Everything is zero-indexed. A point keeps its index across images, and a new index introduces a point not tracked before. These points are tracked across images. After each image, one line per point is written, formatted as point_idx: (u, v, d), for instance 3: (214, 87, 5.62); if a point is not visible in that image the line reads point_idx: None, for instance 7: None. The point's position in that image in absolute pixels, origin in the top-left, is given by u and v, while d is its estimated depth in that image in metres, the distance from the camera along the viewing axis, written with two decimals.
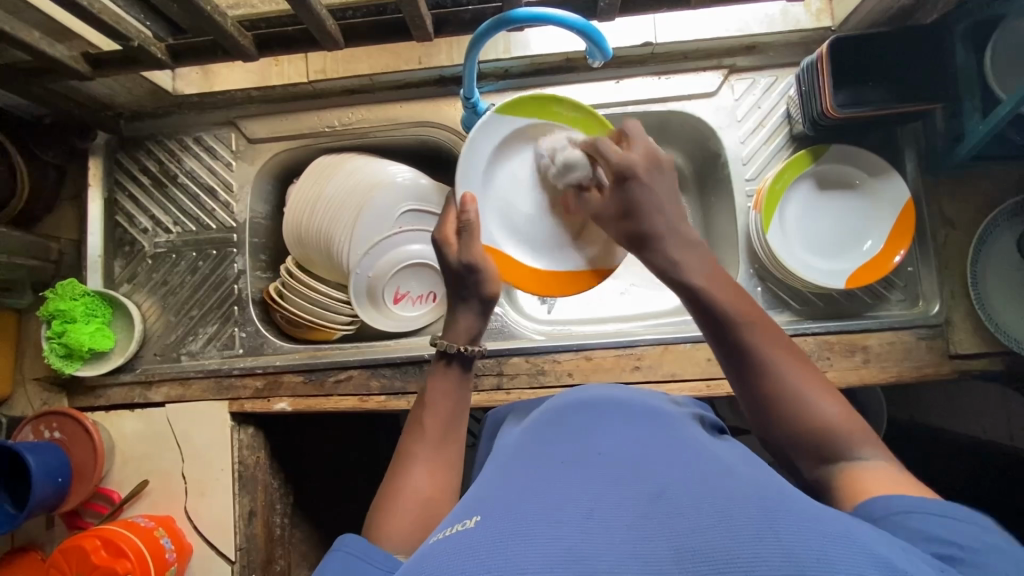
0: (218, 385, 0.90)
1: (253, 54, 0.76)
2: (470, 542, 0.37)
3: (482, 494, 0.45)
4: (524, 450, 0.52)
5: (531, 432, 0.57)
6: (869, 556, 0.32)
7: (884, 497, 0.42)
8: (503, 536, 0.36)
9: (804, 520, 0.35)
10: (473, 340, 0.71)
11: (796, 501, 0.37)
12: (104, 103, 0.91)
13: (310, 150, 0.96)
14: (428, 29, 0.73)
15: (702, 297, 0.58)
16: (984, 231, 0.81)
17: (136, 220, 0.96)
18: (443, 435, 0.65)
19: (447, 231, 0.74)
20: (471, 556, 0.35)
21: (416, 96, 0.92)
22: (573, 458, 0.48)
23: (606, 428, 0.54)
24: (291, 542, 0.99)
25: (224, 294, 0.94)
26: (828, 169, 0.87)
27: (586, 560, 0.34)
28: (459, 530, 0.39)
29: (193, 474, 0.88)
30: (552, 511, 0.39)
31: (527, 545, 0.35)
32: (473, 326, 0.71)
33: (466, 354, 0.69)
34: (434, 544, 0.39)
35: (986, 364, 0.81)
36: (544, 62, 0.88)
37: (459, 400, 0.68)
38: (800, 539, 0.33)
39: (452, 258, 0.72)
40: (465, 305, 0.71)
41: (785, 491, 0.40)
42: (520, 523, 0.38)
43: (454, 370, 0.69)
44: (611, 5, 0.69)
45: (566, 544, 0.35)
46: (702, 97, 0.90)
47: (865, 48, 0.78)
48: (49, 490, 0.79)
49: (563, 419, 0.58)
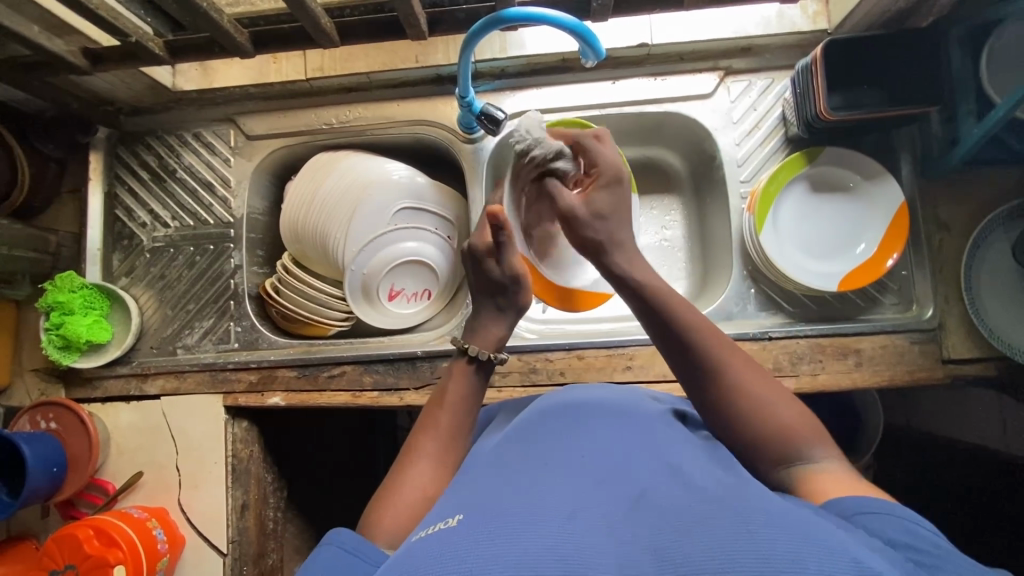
0: (213, 379, 0.91)
1: (250, 51, 0.76)
2: (450, 541, 0.37)
3: (467, 492, 0.45)
4: (509, 449, 0.53)
5: (516, 432, 0.57)
6: (845, 564, 0.32)
7: (832, 496, 0.44)
8: (482, 535, 0.37)
9: (779, 519, 0.35)
10: (498, 348, 0.71)
11: (773, 503, 0.38)
12: (105, 98, 0.92)
13: (307, 147, 0.97)
14: (422, 28, 0.73)
15: (651, 300, 0.59)
16: (979, 235, 0.81)
17: (134, 214, 0.97)
18: (452, 435, 0.65)
19: (485, 243, 0.72)
20: (450, 555, 0.35)
21: (413, 95, 0.93)
22: (555, 459, 0.48)
23: (592, 429, 0.54)
24: (284, 536, 1.00)
25: (221, 288, 0.95)
26: (820, 171, 0.87)
27: (564, 559, 0.34)
28: (442, 528, 0.40)
29: (186, 466, 0.89)
30: (532, 509, 0.39)
31: (508, 544, 0.36)
32: (502, 334, 0.71)
33: (489, 360, 0.69)
34: (416, 543, 0.39)
35: (978, 369, 0.81)
36: (540, 61, 0.89)
37: (473, 404, 0.68)
38: (774, 537, 0.33)
39: (496, 271, 0.71)
40: (500, 316, 0.72)
41: (767, 494, 0.40)
42: (500, 522, 0.38)
43: (473, 373, 0.69)
44: (605, 5, 0.69)
45: (544, 542, 0.36)
46: (698, 98, 0.90)
47: (859, 51, 0.78)
48: (43, 480, 0.80)
49: (549, 419, 0.58)
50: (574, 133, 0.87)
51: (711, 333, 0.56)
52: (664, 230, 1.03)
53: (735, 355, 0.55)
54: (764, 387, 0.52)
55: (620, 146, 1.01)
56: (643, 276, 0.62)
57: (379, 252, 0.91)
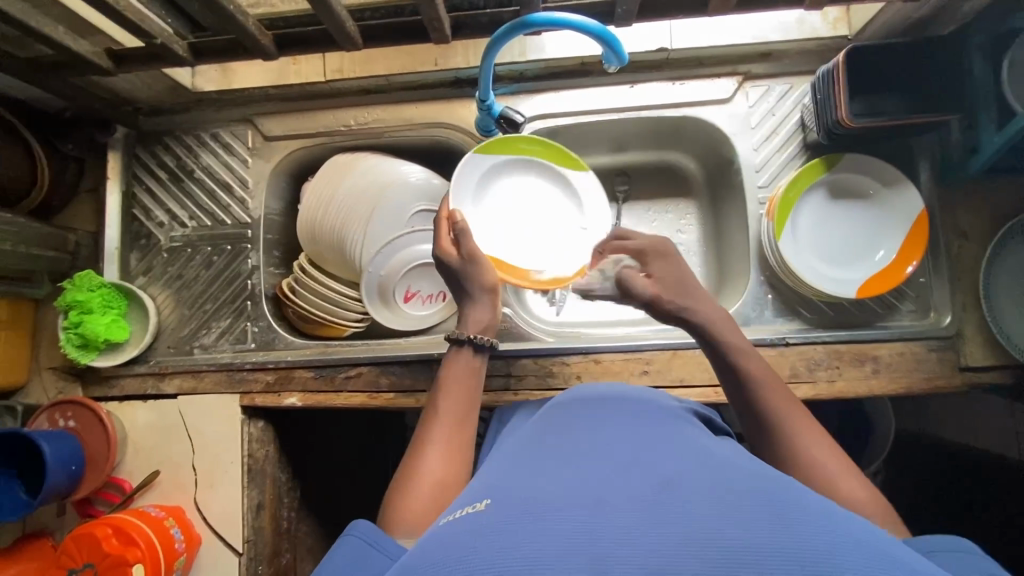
0: (230, 379, 0.91)
1: (273, 53, 0.77)
2: (480, 527, 0.38)
3: (494, 481, 0.46)
4: (532, 442, 0.53)
5: (540, 425, 0.58)
6: (879, 558, 0.32)
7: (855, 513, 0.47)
8: (513, 523, 0.37)
9: (811, 514, 0.36)
10: (487, 332, 0.72)
11: (804, 496, 0.38)
12: (124, 99, 0.92)
13: (325, 148, 0.97)
14: (446, 32, 0.73)
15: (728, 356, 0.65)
16: (997, 243, 0.81)
17: (152, 214, 0.98)
18: (459, 420, 0.66)
19: (444, 240, 0.76)
20: (480, 542, 0.36)
21: (430, 97, 0.93)
22: (581, 450, 0.48)
23: (616, 422, 0.54)
24: (297, 536, 1.00)
25: (238, 289, 0.95)
26: (839, 177, 0.87)
27: (595, 545, 0.35)
28: (470, 513, 0.41)
29: (203, 465, 0.89)
30: (561, 498, 0.40)
31: (538, 530, 0.36)
32: (484, 318, 0.73)
33: (478, 342, 0.71)
34: (445, 526, 0.40)
35: (996, 377, 0.81)
36: (559, 65, 0.89)
37: (472, 386, 0.69)
38: (810, 533, 0.34)
39: (453, 262, 0.75)
40: (475, 299, 0.74)
41: (798, 488, 0.40)
42: (531, 509, 0.38)
43: (466, 352, 0.70)
44: (629, 11, 0.70)
45: (573, 527, 0.36)
46: (717, 103, 0.90)
47: (881, 58, 0.78)
48: (62, 478, 0.80)
49: (571, 412, 0.58)
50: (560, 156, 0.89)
51: (771, 382, 0.62)
52: (679, 233, 1.04)
53: (803, 424, 0.58)
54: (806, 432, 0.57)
55: (636, 149, 1.02)
56: (727, 333, 0.67)
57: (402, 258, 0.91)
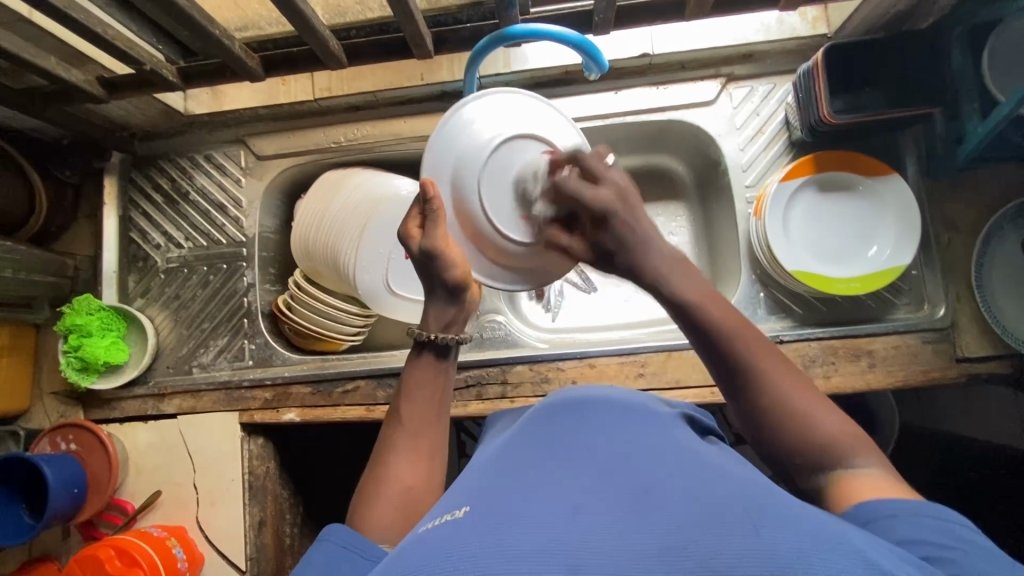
0: (228, 397, 0.92)
1: (260, 75, 0.78)
2: (461, 533, 0.38)
3: (474, 487, 0.46)
4: (515, 444, 0.54)
5: (525, 428, 0.58)
6: (849, 565, 0.32)
7: (857, 505, 0.44)
8: (491, 527, 0.38)
9: (785, 518, 0.36)
10: (452, 328, 0.66)
11: (776, 499, 0.39)
12: (118, 124, 0.94)
13: (316, 165, 0.99)
14: (428, 47, 0.75)
15: (728, 343, 0.54)
16: (987, 233, 0.81)
17: (149, 236, 0.99)
18: (422, 423, 0.63)
19: (410, 227, 0.65)
20: (462, 547, 0.36)
21: (419, 111, 0.95)
22: (564, 454, 0.48)
23: (599, 425, 0.54)
24: (301, 551, 1.00)
25: (235, 307, 0.96)
26: (876, 177, 0.84)
27: (569, 553, 0.35)
28: (449, 519, 0.41)
29: (204, 484, 0.90)
30: (540, 504, 0.40)
31: (513, 534, 0.37)
32: (445, 314, 0.65)
33: (441, 343, 0.65)
34: (425, 531, 0.40)
35: (993, 367, 0.81)
36: (543, 75, 0.90)
37: (434, 389, 0.65)
38: (782, 536, 0.34)
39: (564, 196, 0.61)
40: (433, 296, 0.65)
41: (774, 493, 0.40)
42: (509, 515, 0.39)
43: (427, 358, 0.65)
44: (607, 19, 0.71)
45: (550, 532, 0.37)
46: (701, 105, 0.91)
47: (859, 54, 0.79)
48: (65, 501, 0.81)
49: (554, 416, 0.58)
50: (905, 213, 0.83)
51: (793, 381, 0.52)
52: (670, 236, 1.04)
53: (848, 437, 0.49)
54: (789, 372, 0.52)
55: (624, 154, 1.02)
56: (712, 308, 0.55)
57: (438, 166, 0.68)
